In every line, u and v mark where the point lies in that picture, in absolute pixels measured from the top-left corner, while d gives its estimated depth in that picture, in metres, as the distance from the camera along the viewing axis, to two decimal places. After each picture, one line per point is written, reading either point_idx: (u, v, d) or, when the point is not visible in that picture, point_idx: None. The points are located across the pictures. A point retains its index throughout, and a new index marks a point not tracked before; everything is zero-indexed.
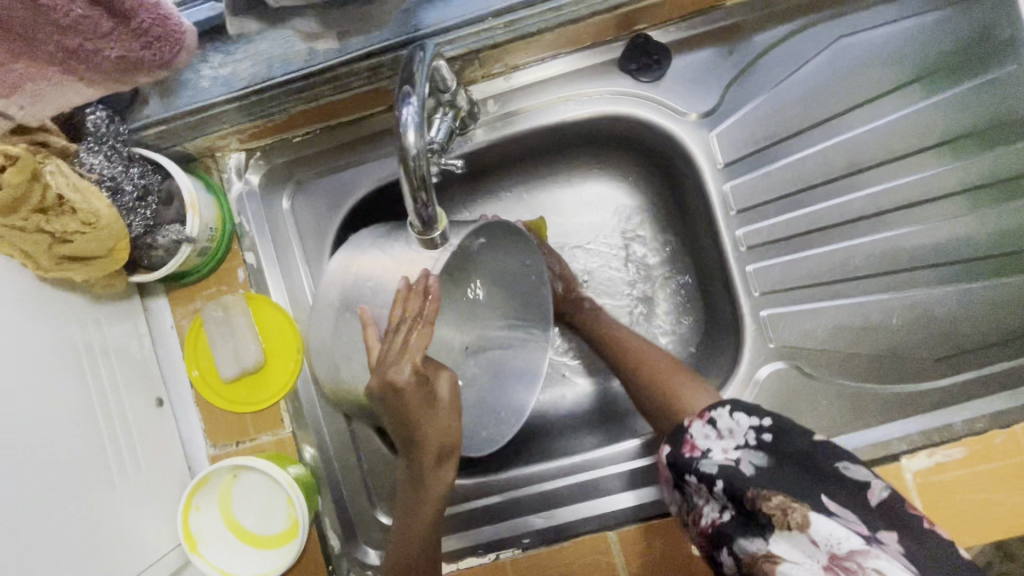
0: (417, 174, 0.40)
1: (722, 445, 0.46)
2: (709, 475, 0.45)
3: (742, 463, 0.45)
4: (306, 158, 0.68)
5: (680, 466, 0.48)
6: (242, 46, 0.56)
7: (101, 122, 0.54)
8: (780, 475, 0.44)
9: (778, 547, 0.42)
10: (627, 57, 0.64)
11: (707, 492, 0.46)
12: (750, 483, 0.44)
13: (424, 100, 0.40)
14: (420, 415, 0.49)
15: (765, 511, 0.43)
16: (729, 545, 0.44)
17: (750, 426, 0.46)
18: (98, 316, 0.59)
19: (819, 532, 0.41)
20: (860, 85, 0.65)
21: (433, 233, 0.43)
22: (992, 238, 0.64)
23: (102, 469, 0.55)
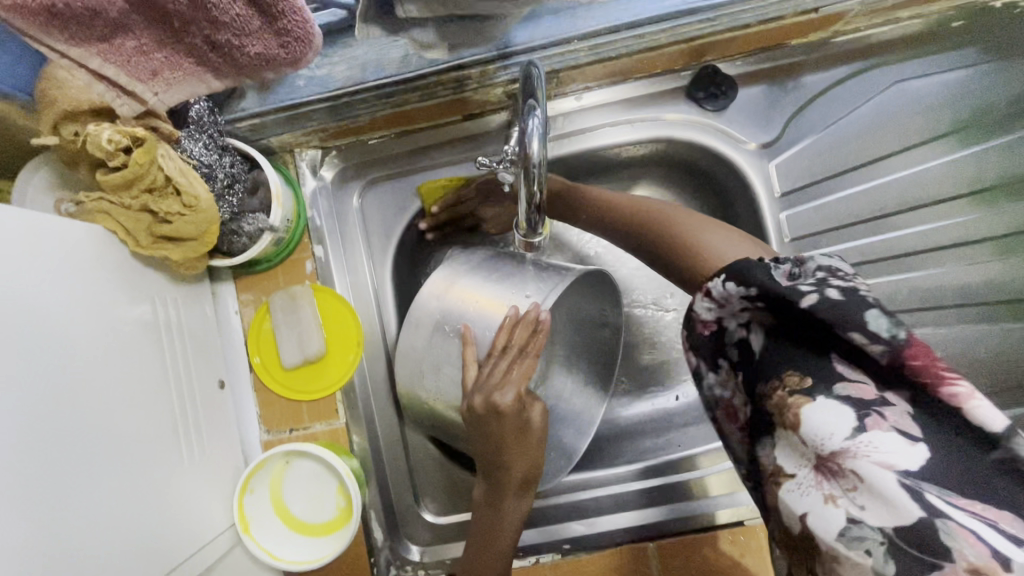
0: (539, 188, 0.41)
1: (718, 311, 0.43)
2: (737, 362, 0.43)
3: (755, 333, 0.42)
4: (379, 160, 0.71)
5: (702, 349, 0.45)
6: (339, 50, 0.58)
7: (203, 112, 0.55)
8: (787, 339, 0.40)
9: (780, 454, 0.39)
10: (695, 85, 0.68)
11: (733, 383, 0.44)
12: (762, 375, 0.41)
13: (550, 115, 0.40)
14: (515, 442, 0.56)
15: (769, 408, 0.40)
16: (752, 452, 0.42)
17: (740, 292, 0.41)
18: (176, 296, 0.61)
19: (805, 430, 0.37)
20: (911, 128, 0.68)
21: (535, 238, 0.46)
22: None
23: (174, 447, 0.56)
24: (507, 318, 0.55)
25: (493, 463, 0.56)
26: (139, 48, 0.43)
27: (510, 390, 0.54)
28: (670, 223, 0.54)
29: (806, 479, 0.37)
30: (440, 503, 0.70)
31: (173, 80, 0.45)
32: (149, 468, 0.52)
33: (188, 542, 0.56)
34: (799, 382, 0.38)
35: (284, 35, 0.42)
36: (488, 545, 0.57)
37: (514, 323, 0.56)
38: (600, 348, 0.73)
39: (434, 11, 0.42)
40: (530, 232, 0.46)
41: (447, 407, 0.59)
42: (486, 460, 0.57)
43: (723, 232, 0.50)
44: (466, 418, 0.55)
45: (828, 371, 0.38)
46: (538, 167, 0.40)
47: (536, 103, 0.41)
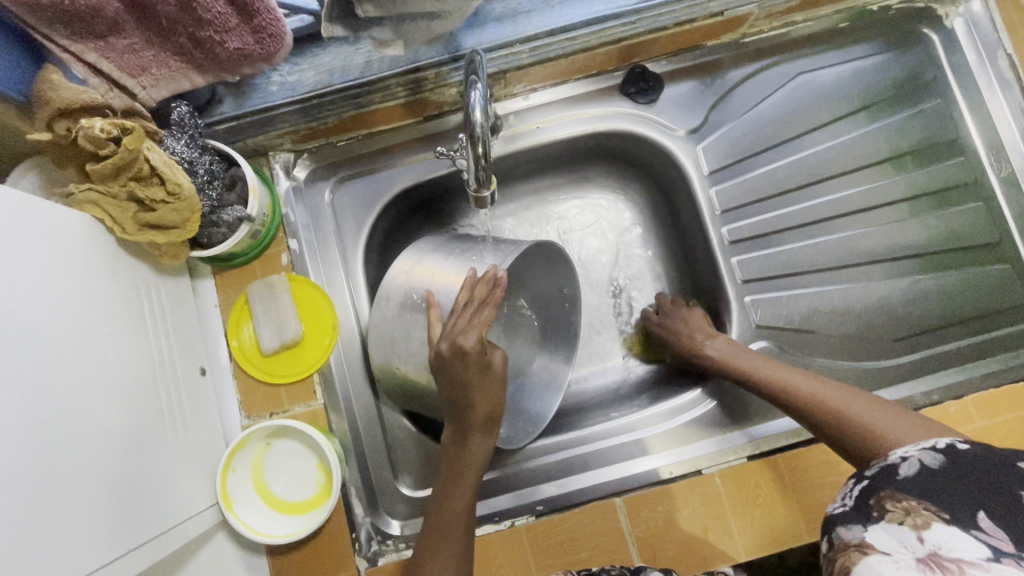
0: (484, 151, 0.48)
1: (915, 450, 0.47)
2: (866, 475, 0.48)
3: (909, 462, 0.47)
4: (348, 159, 0.77)
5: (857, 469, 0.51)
6: (308, 59, 0.66)
7: (185, 115, 0.62)
8: (945, 479, 0.43)
9: (875, 535, 0.43)
10: (626, 82, 0.77)
11: (849, 492, 0.48)
12: (894, 483, 0.45)
13: (489, 86, 0.47)
14: (475, 379, 0.59)
15: (886, 508, 0.44)
16: (830, 532, 0.46)
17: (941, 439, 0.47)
18: (159, 286, 0.65)
19: (929, 535, 0.40)
20: (817, 112, 0.78)
21: (485, 192, 0.52)
22: (933, 237, 0.76)
23: (155, 426, 0.59)
24: (466, 277, 0.60)
25: (460, 408, 0.60)
26: (130, 45, 0.48)
27: (477, 339, 0.58)
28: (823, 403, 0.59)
29: (905, 559, 0.40)
30: (415, 477, 0.73)
31: (160, 76, 0.52)
32: (130, 447, 0.54)
33: (173, 515, 0.58)
34: (936, 511, 0.41)
35: (260, 33, 0.49)
36: (455, 483, 0.60)
37: (475, 282, 0.61)
38: (563, 321, 0.79)
39: (390, 11, 0.50)
40: (481, 187, 0.52)
41: (417, 370, 0.65)
42: (450, 402, 0.61)
43: (901, 416, 0.54)
44: (433, 365, 0.60)
45: (967, 518, 0.40)
46: (481, 132, 0.47)
47: (476, 79, 0.48)
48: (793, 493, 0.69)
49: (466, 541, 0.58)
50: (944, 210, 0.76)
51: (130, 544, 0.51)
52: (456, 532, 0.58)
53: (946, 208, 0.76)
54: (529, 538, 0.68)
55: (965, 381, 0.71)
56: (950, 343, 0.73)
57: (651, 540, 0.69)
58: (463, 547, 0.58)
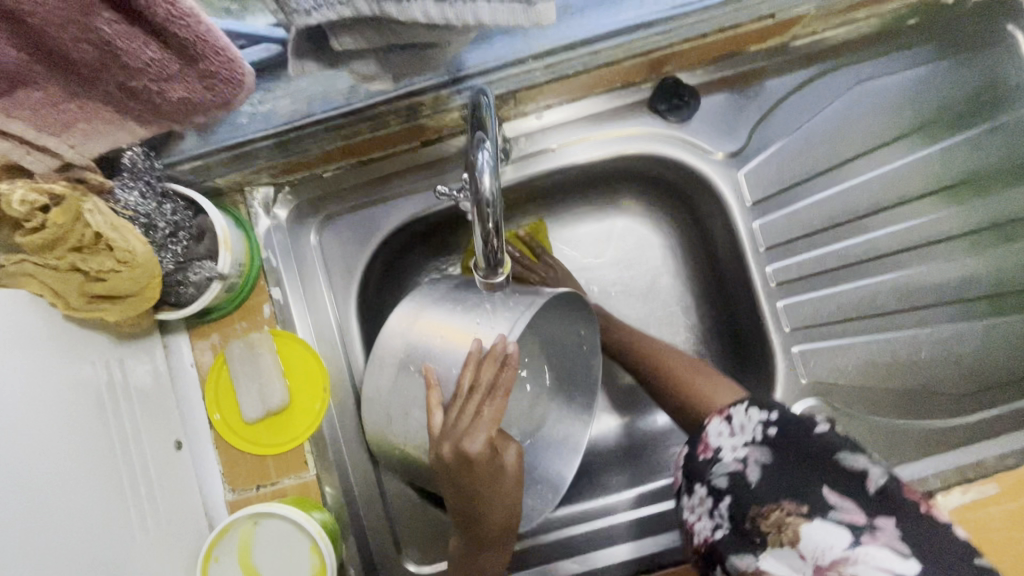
0: (495, 226, 0.38)
1: (732, 441, 0.49)
2: (719, 488, 0.48)
3: (749, 464, 0.47)
4: (336, 193, 0.67)
5: (688, 472, 0.51)
6: (281, 85, 0.55)
7: (138, 158, 0.52)
8: (784, 477, 0.46)
9: (766, 563, 0.44)
10: (656, 98, 0.66)
11: (705, 509, 0.48)
12: (757, 494, 0.46)
13: (500, 148, 0.38)
14: (487, 489, 0.54)
15: (761, 528, 0.45)
16: (722, 564, 0.46)
17: (759, 420, 0.48)
18: (121, 356, 0.57)
19: (805, 545, 0.43)
20: (875, 128, 0.67)
21: (497, 275, 0.43)
22: (1012, 274, 0.65)
23: (126, 525, 0.51)
24: (470, 354, 0.51)
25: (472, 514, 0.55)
26: (46, 99, 0.38)
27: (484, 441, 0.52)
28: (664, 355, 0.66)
29: None
30: (423, 550, 0.67)
31: (91, 130, 0.41)
32: (99, 557, 0.47)
33: None
34: (796, 507, 0.44)
35: (209, 78, 0.39)
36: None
37: (480, 359, 0.52)
38: (581, 371, 0.69)
39: (373, 44, 0.39)
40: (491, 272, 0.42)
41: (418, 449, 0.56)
42: (460, 513, 0.56)
43: (708, 379, 0.61)
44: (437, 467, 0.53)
45: (819, 500, 0.44)
46: (491, 204, 0.38)
47: (484, 136, 0.39)
48: None
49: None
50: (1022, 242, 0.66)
51: None
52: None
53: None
54: None
55: None
56: None
57: None
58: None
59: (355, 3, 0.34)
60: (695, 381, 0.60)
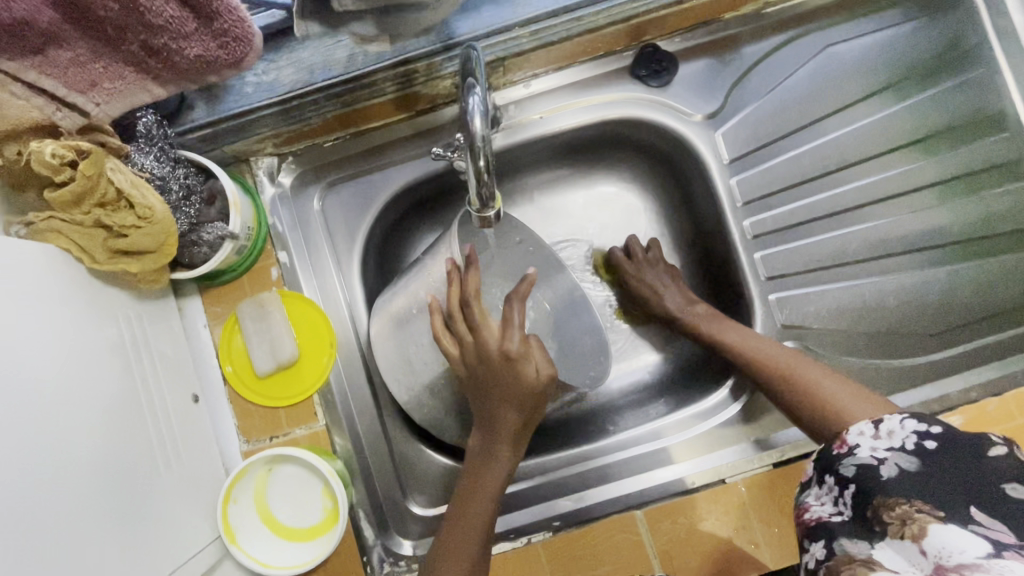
0: (485, 164, 0.43)
1: (874, 443, 0.47)
2: (845, 476, 0.47)
3: (888, 463, 0.45)
4: (337, 161, 0.71)
5: (821, 461, 0.50)
6: (285, 55, 0.60)
7: (152, 125, 0.56)
8: (926, 480, 0.44)
9: (880, 552, 0.43)
10: (637, 64, 0.70)
11: (832, 496, 0.48)
12: (886, 488, 0.44)
13: (490, 90, 0.41)
14: (509, 388, 0.58)
15: (883, 519, 0.44)
16: (829, 541, 0.47)
17: (913, 430, 0.46)
18: (142, 313, 0.61)
19: (929, 542, 0.41)
20: (846, 89, 0.71)
21: (489, 211, 0.48)
22: (975, 223, 0.70)
23: (150, 466, 0.55)
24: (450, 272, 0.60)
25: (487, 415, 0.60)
26: (74, 58, 0.43)
27: (517, 350, 0.58)
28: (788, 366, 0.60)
29: None
30: (428, 495, 0.70)
31: (115, 89, 0.46)
32: (125, 491, 0.51)
33: (178, 556, 0.55)
34: (929, 510, 0.42)
35: (223, 37, 0.43)
36: (473, 498, 0.58)
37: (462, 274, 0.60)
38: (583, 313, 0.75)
39: (370, 5, 0.43)
40: (483, 207, 0.47)
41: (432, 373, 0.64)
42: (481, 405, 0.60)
43: (839, 382, 0.56)
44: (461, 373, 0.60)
45: (964, 512, 0.42)
46: (482, 143, 0.42)
47: (475, 82, 0.42)
48: None
49: (479, 558, 0.56)
50: (983, 193, 0.70)
51: None
52: (471, 547, 0.56)
53: (986, 190, 0.70)
54: (547, 555, 0.66)
55: (1007, 377, 0.66)
56: (991, 336, 0.68)
57: (672, 553, 0.66)
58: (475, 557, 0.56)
59: None
60: (831, 397, 0.55)
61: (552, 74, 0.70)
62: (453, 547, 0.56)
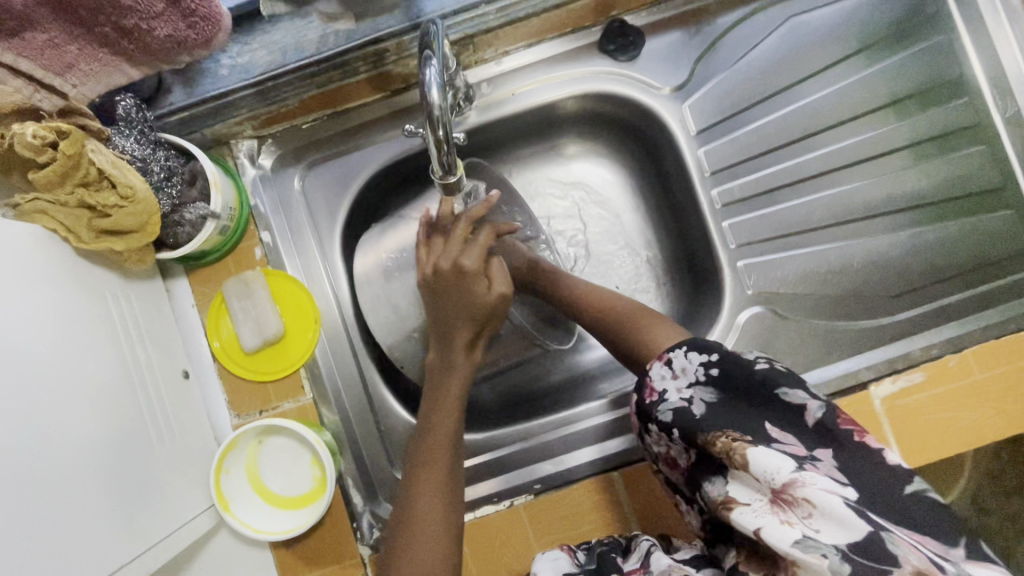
0: (444, 133, 0.46)
1: (676, 383, 0.48)
2: (666, 423, 0.47)
3: (695, 401, 0.47)
4: (316, 143, 0.73)
5: (640, 410, 0.50)
6: (257, 37, 0.62)
7: (131, 108, 0.58)
8: (723, 413, 0.45)
9: (732, 487, 0.44)
10: (605, 39, 0.71)
11: (670, 439, 0.48)
12: (702, 426, 0.46)
13: (445, 60, 0.44)
14: (456, 291, 0.61)
15: (715, 454, 0.45)
16: (698, 487, 0.47)
17: (699, 362, 0.47)
18: (130, 292, 0.63)
19: (754, 469, 0.42)
20: (812, 58, 0.73)
21: (451, 178, 0.50)
22: (934, 187, 0.73)
23: (142, 434, 0.58)
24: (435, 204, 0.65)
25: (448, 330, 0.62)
26: (48, 40, 0.47)
27: (472, 267, 0.61)
28: (604, 309, 0.64)
29: (761, 506, 0.42)
30: None
31: (90, 71, 0.51)
32: (118, 455, 0.54)
33: (174, 516, 0.58)
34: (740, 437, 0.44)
35: (190, 17, 0.49)
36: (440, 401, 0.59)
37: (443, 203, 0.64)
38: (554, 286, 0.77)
39: None
40: (446, 173, 0.50)
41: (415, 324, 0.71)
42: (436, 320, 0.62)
43: (646, 317, 0.60)
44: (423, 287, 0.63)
45: (759, 430, 0.44)
46: (439, 113, 0.45)
47: (432, 54, 0.46)
48: None
49: (455, 467, 0.56)
50: (950, 156, 0.73)
51: (131, 550, 0.52)
52: (443, 456, 0.56)
53: (945, 155, 0.73)
54: (528, 517, 0.69)
55: (967, 335, 0.69)
56: (952, 296, 0.71)
57: (649, 511, 0.69)
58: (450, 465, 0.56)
59: None
60: (642, 327, 0.59)
61: (522, 51, 0.72)
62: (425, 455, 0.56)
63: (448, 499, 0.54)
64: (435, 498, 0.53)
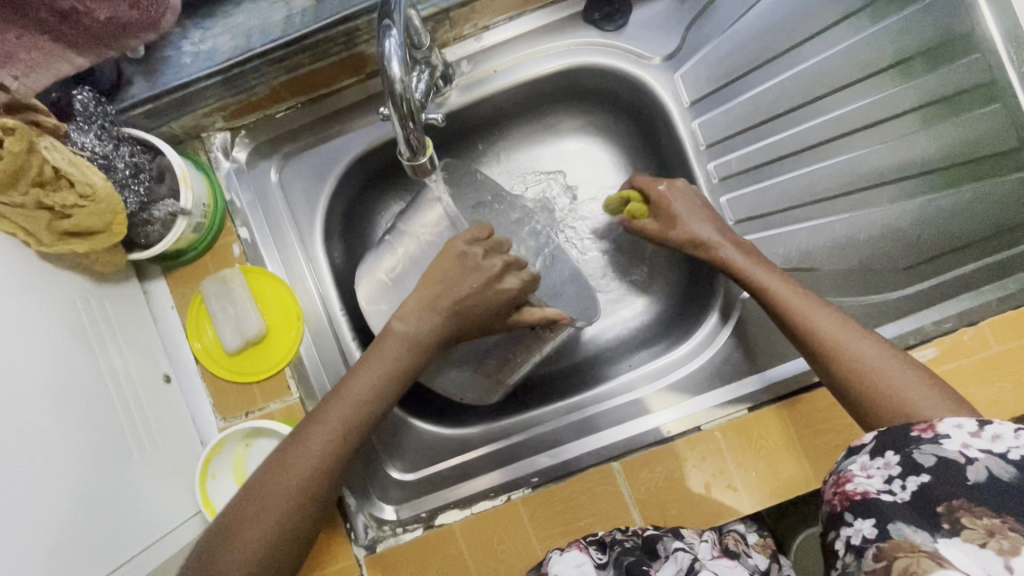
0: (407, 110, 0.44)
1: (968, 440, 0.42)
2: (919, 464, 0.43)
3: (975, 464, 0.41)
4: (291, 132, 0.70)
5: (888, 437, 0.46)
6: (219, 22, 0.59)
7: (89, 102, 0.55)
8: (1011, 498, 0.39)
9: (946, 548, 0.39)
10: (589, 8, 0.67)
11: (890, 474, 0.44)
12: (969, 491, 0.40)
13: (405, 28, 0.41)
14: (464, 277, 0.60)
15: (963, 521, 0.40)
16: (881, 521, 0.42)
17: (1021, 443, 0.41)
18: (101, 297, 0.60)
19: (1016, 562, 0.37)
20: (814, 17, 0.69)
21: (420, 160, 0.49)
22: (950, 150, 0.68)
23: (122, 442, 0.56)
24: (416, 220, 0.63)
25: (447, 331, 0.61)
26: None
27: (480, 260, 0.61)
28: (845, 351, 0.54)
29: None
30: (405, 458, 0.72)
31: (32, 61, 0.50)
32: (96, 466, 0.52)
33: (156, 528, 0.56)
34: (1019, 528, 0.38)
35: None
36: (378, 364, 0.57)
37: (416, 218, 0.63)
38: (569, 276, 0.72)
39: None
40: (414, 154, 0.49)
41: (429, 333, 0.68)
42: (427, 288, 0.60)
43: (915, 379, 0.50)
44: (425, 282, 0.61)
45: None
46: (400, 88, 0.42)
47: (391, 22, 0.43)
48: (792, 441, 0.66)
49: (348, 433, 0.55)
50: (959, 118, 0.68)
51: (108, 565, 0.49)
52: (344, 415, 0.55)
53: (959, 115, 0.68)
54: (527, 512, 0.67)
55: (980, 306, 0.66)
56: (967, 266, 0.67)
57: (653, 502, 0.67)
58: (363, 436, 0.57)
59: None
60: (904, 394, 0.49)
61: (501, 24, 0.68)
62: (312, 432, 0.54)
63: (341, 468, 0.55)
64: (308, 473, 0.52)
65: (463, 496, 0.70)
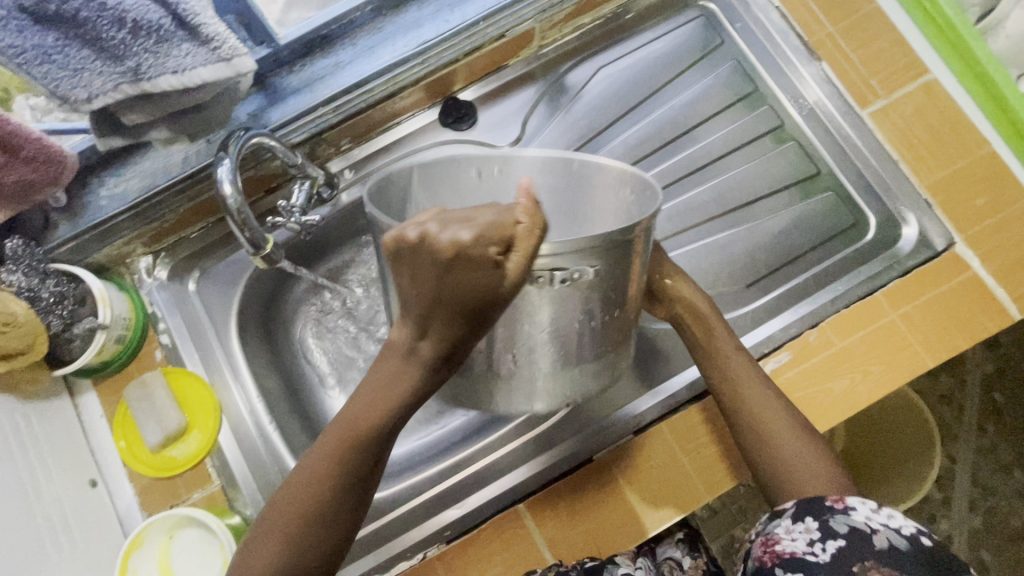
0: (237, 216, 0.57)
1: (871, 515, 0.51)
2: (838, 530, 0.51)
3: (879, 534, 0.50)
4: (206, 249, 0.81)
5: (806, 504, 0.54)
6: (130, 169, 0.72)
7: (20, 247, 0.66)
8: (904, 564, 0.47)
9: None
10: (442, 114, 0.82)
11: (813, 536, 0.51)
12: (873, 553, 0.48)
13: (233, 162, 0.56)
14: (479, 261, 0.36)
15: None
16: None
17: (908, 524, 0.50)
18: (29, 412, 0.67)
19: None
20: (636, 93, 0.84)
21: (265, 253, 0.61)
22: (768, 183, 0.82)
23: (38, 548, 0.60)
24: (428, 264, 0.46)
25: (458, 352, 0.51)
26: None
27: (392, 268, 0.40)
28: (760, 412, 0.63)
29: None
30: None
31: None
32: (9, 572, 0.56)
33: None
34: None
35: (34, 162, 0.61)
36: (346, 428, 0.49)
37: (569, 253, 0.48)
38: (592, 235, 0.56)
39: (156, 114, 0.55)
40: (257, 249, 0.60)
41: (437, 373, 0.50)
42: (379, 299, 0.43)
43: (806, 447, 0.60)
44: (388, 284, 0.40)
45: None
46: (232, 204, 0.56)
47: (224, 156, 0.57)
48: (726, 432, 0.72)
49: (314, 522, 0.49)
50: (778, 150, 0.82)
51: None
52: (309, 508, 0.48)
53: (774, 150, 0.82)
54: (441, 567, 0.70)
55: (819, 310, 0.73)
56: (800, 275, 0.77)
57: (559, 538, 0.70)
58: (340, 519, 0.50)
59: (123, 87, 0.49)
60: (794, 464, 0.59)
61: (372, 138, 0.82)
62: (257, 555, 0.48)
63: (331, 514, 0.49)
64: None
65: (378, 563, 0.72)
